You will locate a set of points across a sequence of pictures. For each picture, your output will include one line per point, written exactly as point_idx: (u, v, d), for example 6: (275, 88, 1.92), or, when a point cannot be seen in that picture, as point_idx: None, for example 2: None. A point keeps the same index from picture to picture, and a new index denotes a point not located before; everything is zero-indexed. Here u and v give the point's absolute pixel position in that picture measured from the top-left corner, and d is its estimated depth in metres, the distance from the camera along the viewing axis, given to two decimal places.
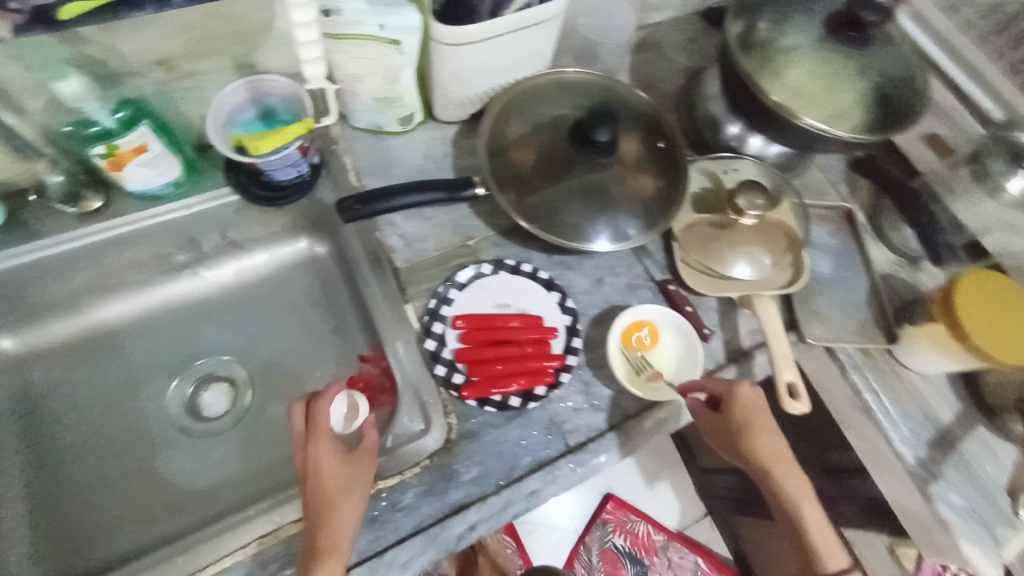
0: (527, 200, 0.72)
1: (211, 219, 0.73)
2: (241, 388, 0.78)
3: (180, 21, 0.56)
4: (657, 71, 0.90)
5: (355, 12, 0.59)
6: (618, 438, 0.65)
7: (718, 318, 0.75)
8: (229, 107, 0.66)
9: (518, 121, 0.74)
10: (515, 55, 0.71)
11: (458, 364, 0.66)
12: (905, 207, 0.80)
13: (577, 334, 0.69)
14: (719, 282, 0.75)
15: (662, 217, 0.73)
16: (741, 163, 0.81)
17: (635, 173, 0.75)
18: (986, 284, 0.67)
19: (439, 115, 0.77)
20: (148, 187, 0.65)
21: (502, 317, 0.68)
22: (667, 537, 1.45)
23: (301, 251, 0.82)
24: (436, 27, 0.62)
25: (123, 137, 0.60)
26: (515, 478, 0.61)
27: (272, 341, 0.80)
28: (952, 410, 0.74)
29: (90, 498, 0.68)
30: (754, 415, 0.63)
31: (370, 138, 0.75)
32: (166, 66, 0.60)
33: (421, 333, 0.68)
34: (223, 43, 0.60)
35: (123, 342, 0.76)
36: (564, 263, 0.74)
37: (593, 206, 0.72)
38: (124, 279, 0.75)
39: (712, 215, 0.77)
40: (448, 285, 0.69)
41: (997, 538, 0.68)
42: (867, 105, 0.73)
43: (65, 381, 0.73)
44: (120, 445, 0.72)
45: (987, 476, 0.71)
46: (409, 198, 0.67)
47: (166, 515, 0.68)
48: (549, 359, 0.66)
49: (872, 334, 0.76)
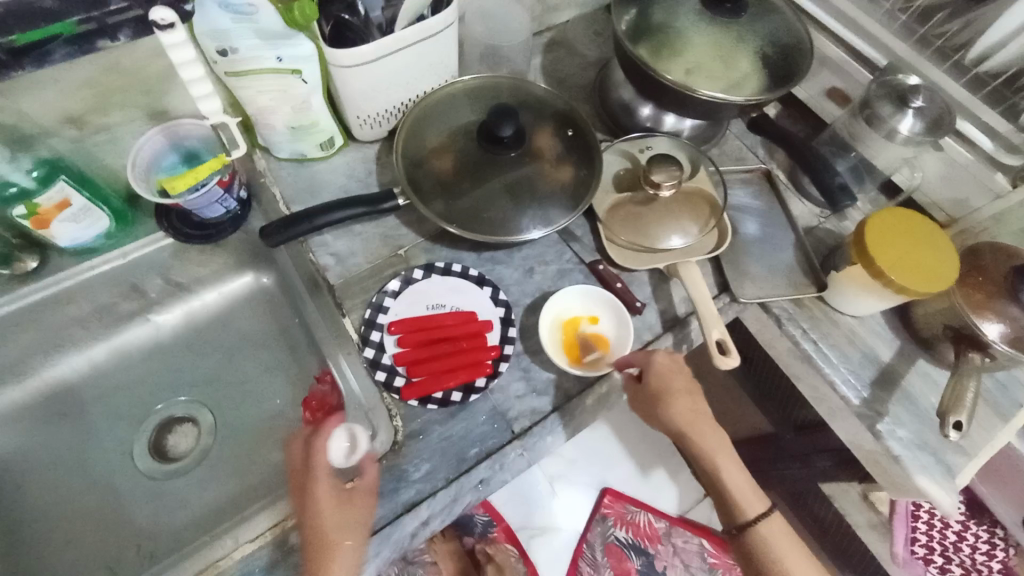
0: (453, 205, 0.74)
1: (150, 264, 0.76)
2: (201, 426, 0.79)
3: (77, 78, 0.61)
4: (568, 67, 0.94)
5: (251, 48, 0.63)
6: (562, 418, 0.66)
7: (651, 290, 0.77)
8: (151, 155, 0.70)
9: (432, 131, 0.77)
10: (417, 69, 0.74)
11: (398, 368, 0.68)
12: (817, 160, 0.84)
13: (511, 323, 0.71)
14: (649, 257, 0.77)
15: (584, 202, 0.76)
16: (655, 140, 0.83)
17: (552, 165, 0.78)
18: (890, 221, 0.71)
19: (358, 137, 0.80)
20: (79, 240, 0.71)
21: (437, 318, 0.70)
22: (670, 523, 1.33)
23: (248, 284, 0.84)
24: (331, 52, 0.65)
25: (46, 195, 0.65)
26: (463, 470, 0.63)
27: (227, 376, 0.81)
28: (889, 347, 0.77)
29: (58, 552, 0.69)
30: (670, 382, 0.66)
31: (294, 166, 0.78)
32: (77, 122, 0.65)
33: (360, 343, 0.69)
34: (126, 95, 0.66)
35: (80, 396, 0.78)
36: (494, 258, 0.76)
37: (516, 201, 0.75)
38: (74, 334, 0.77)
39: (633, 193, 0.80)
40: (381, 294, 0.71)
41: (947, 465, 0.70)
42: (759, 69, 0.77)
43: (24, 443, 0.74)
44: (84, 498, 0.73)
45: (929, 406, 0.73)
46: (330, 216, 0.70)
47: (135, 560, 0.69)
48: (486, 351, 0.68)
49: (803, 285, 0.78)
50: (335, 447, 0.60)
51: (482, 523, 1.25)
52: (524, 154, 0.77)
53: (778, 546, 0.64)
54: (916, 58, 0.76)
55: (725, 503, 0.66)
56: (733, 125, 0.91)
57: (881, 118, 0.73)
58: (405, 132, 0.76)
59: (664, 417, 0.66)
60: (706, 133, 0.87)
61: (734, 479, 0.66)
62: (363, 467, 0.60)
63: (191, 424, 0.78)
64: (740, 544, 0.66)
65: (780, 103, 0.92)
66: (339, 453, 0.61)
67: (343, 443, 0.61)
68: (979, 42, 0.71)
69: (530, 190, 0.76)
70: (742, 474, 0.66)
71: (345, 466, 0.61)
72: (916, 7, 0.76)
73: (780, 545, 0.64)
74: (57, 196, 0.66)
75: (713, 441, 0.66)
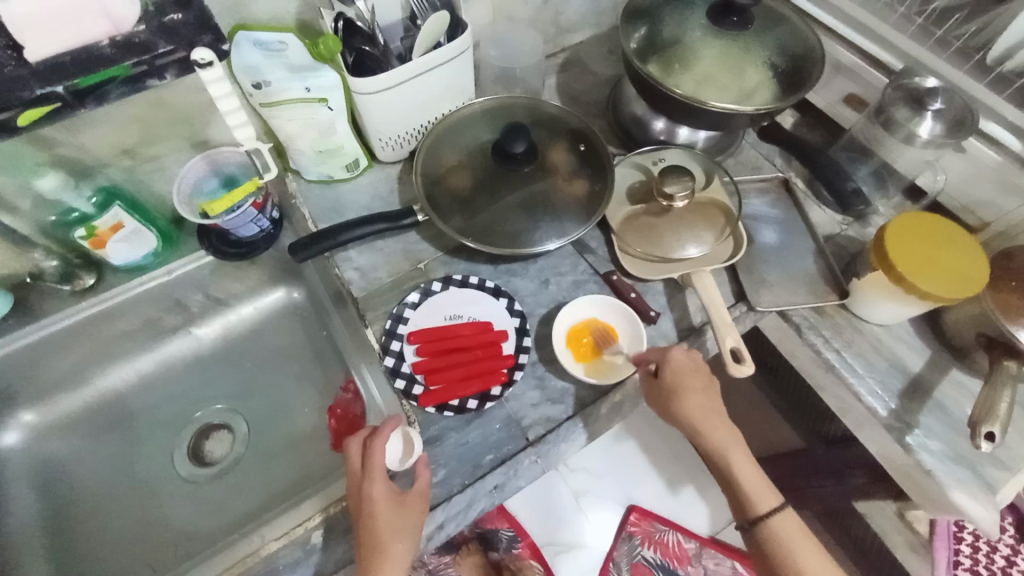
0: (469, 220, 0.77)
1: (191, 281, 0.82)
2: (235, 433, 0.83)
3: (128, 114, 0.68)
4: (582, 85, 0.97)
5: (282, 81, 0.69)
6: (576, 426, 0.67)
7: (666, 300, 0.77)
8: (193, 181, 0.77)
9: (449, 150, 0.81)
10: (434, 93, 0.79)
11: (417, 376, 0.70)
12: (834, 166, 0.83)
13: (526, 333, 0.73)
14: (663, 266, 0.78)
15: (596, 214, 0.77)
16: (668, 152, 0.84)
17: (564, 179, 0.80)
18: (910, 226, 0.69)
19: (380, 158, 0.85)
20: (130, 259, 0.77)
21: (453, 328, 0.72)
22: (699, 543, 1.29)
23: (280, 298, 0.89)
24: (353, 81, 0.70)
25: (102, 220, 0.74)
26: (478, 476, 0.64)
27: (260, 386, 0.86)
28: (917, 355, 0.74)
29: (105, 549, 0.74)
30: (685, 379, 0.65)
31: (321, 188, 0.84)
32: (130, 153, 0.73)
33: (381, 352, 0.72)
34: (171, 127, 0.73)
35: (128, 404, 0.84)
36: (510, 270, 0.79)
37: (529, 214, 0.77)
38: (125, 346, 0.84)
39: (646, 205, 0.81)
40: (402, 305, 0.74)
41: (985, 478, 0.66)
42: (769, 78, 0.77)
43: (79, 447, 0.81)
44: (129, 499, 0.78)
45: (963, 417, 0.70)
46: (353, 232, 0.75)
47: (172, 558, 0.73)
48: (501, 360, 0.70)
49: (825, 293, 0.76)
50: (392, 449, 0.63)
51: (506, 538, 1.24)
52: (537, 170, 0.80)
53: (792, 542, 0.62)
54: (932, 60, 0.75)
55: (737, 497, 0.65)
56: (748, 135, 0.91)
57: (898, 123, 0.72)
58: (423, 153, 0.80)
59: (678, 413, 0.65)
60: (720, 144, 0.87)
61: (746, 474, 0.64)
62: (417, 471, 0.61)
63: (226, 431, 0.83)
64: (754, 540, 0.64)
65: (795, 111, 0.92)
66: (394, 456, 0.63)
67: (398, 446, 0.63)
68: (998, 42, 0.70)
69: (543, 204, 0.78)
70: (756, 471, 0.65)
71: (400, 469, 0.63)
72: (933, 10, 0.74)
73: (795, 542, 0.62)
74: (110, 220, 0.74)
75: (725, 436, 0.65)
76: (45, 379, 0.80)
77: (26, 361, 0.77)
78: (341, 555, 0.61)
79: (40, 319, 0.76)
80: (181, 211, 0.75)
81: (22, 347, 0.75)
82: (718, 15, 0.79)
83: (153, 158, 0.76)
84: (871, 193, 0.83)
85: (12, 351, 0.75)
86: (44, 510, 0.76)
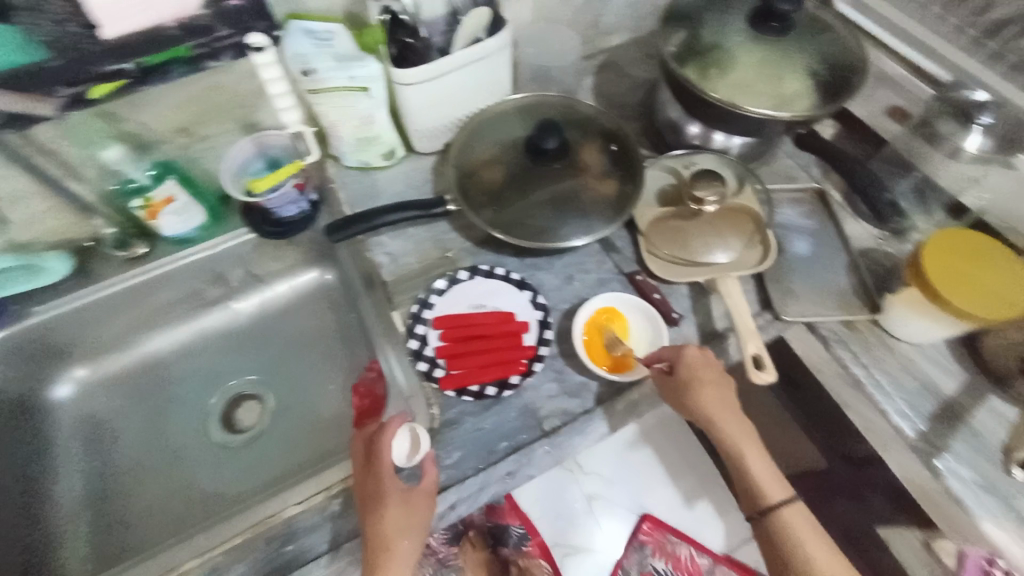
0: (493, 210, 0.79)
1: (232, 256, 0.87)
2: (264, 404, 0.87)
3: (186, 95, 0.72)
4: (618, 88, 0.98)
5: (328, 69, 0.72)
6: (592, 421, 0.67)
7: (689, 304, 0.77)
8: (241, 160, 0.82)
9: (483, 144, 0.83)
10: (471, 87, 0.81)
11: (438, 360, 0.71)
12: (874, 179, 0.81)
13: (548, 326, 0.74)
14: (688, 270, 0.77)
15: (622, 214, 0.78)
16: (701, 157, 0.84)
17: (594, 177, 0.81)
18: (956, 241, 0.67)
19: (417, 149, 0.88)
20: (179, 232, 0.82)
21: (477, 316, 0.74)
22: (713, 560, 1.26)
23: (314, 279, 0.93)
24: (395, 72, 0.73)
25: (157, 192, 0.78)
26: (491, 462, 0.65)
27: (290, 361, 0.90)
28: (951, 378, 0.71)
29: (139, 504, 0.78)
30: (698, 372, 0.65)
31: (356, 174, 0.87)
32: (186, 132, 0.78)
33: (405, 335, 0.74)
34: (224, 109, 0.77)
35: (168, 368, 0.89)
36: (534, 264, 0.80)
37: (557, 210, 0.78)
38: (169, 315, 0.89)
39: (674, 208, 0.81)
40: (428, 291, 0.76)
41: (1017, 511, 0.64)
42: (809, 86, 0.76)
43: (121, 405, 0.86)
44: (163, 458, 0.82)
45: (997, 446, 0.67)
46: (386, 217, 0.78)
47: (199, 517, 0.77)
48: (520, 351, 0.71)
49: (855, 307, 0.75)
50: (399, 447, 0.62)
51: (516, 535, 1.24)
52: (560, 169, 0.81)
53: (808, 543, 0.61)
54: None
55: (747, 490, 0.64)
56: (784, 143, 0.90)
57: None
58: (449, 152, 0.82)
59: (693, 406, 0.65)
60: (755, 151, 0.86)
61: (761, 471, 0.63)
62: (424, 468, 0.61)
63: (255, 401, 0.87)
64: (762, 530, 0.63)
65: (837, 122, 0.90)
66: (401, 453, 0.62)
67: (405, 443, 0.62)
68: None
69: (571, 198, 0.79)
70: (770, 468, 0.64)
71: (408, 466, 0.62)
72: (990, 20, 0.73)
73: (809, 544, 0.61)
74: (165, 192, 0.79)
75: (740, 432, 0.64)
76: (96, 339, 0.85)
77: (80, 322, 0.82)
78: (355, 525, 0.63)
79: (94, 282, 0.81)
80: (229, 190, 0.80)
81: (77, 307, 0.81)
82: (759, 21, 0.78)
83: (205, 138, 0.80)
84: (911, 208, 0.81)
85: (69, 310, 0.80)
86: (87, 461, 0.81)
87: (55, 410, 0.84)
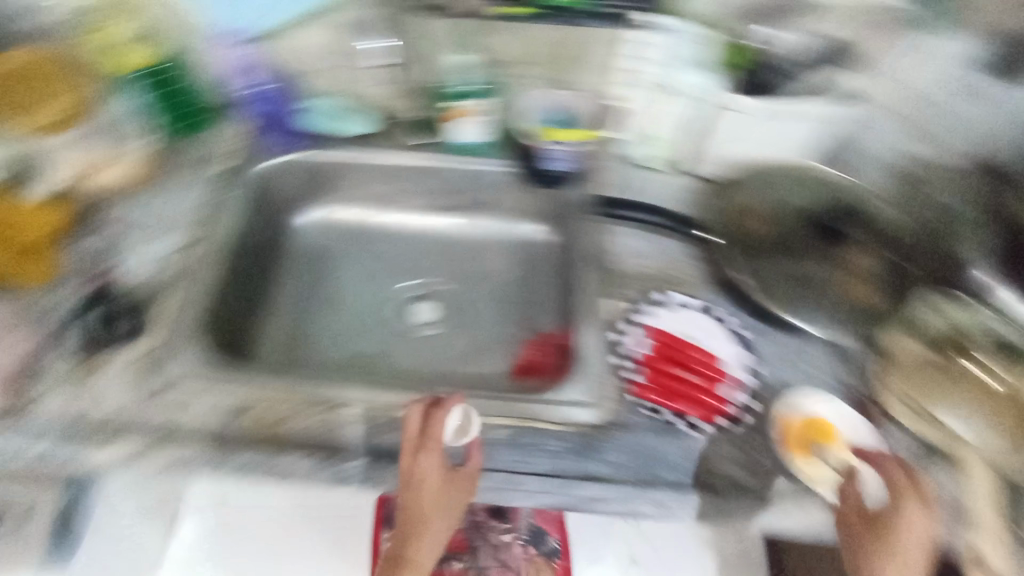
0: (739, 262, 0.80)
1: (484, 178, 0.93)
2: (442, 309, 0.96)
3: (540, 34, 0.83)
4: (934, 191, 0.84)
5: (678, 73, 0.80)
6: (760, 502, 0.64)
7: (921, 460, 0.65)
8: (540, 109, 0.88)
9: (758, 195, 0.86)
10: (778, 139, 0.83)
11: (637, 366, 0.72)
12: None
13: (753, 392, 0.70)
14: (928, 423, 0.66)
15: (877, 323, 0.76)
16: (995, 317, 0.72)
17: (857, 279, 0.80)
18: None
19: (694, 169, 0.89)
20: (463, 140, 0.90)
21: (692, 347, 0.72)
22: None
23: (533, 232, 0.98)
24: (734, 98, 0.78)
25: (468, 104, 0.87)
26: (650, 485, 0.65)
27: (480, 288, 0.97)
28: None
29: (323, 330, 0.92)
30: (903, 540, 0.56)
31: (623, 163, 0.91)
32: (513, 63, 0.88)
33: (611, 326, 0.76)
34: (557, 59, 0.86)
35: (388, 240, 1.01)
36: (763, 331, 0.76)
37: (812, 289, 0.78)
38: (411, 200, 1.00)
39: (937, 354, 0.70)
40: (651, 301, 0.77)
41: None
42: None
43: (344, 248, 1.00)
44: (355, 308, 0.95)
45: None
46: (642, 214, 0.86)
47: (358, 368, 0.88)
48: (719, 403, 0.68)
49: None
50: (451, 424, 0.63)
51: None
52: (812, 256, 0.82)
53: None
54: None
55: None
56: None
57: None
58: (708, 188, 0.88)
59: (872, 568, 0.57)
60: None
61: None
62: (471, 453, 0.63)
63: (437, 304, 0.96)
64: None
65: None
66: (451, 429, 0.63)
67: (456, 422, 0.64)
68: None
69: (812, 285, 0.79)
70: None
71: (454, 443, 0.64)
72: None
73: None
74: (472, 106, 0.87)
75: None
76: (354, 190, 0.99)
77: (352, 171, 0.95)
78: (504, 461, 0.67)
79: (375, 146, 0.93)
80: (523, 126, 0.87)
81: (355, 160, 0.93)
82: None
83: (524, 75, 0.89)
84: None
85: (348, 159, 0.93)
86: (301, 278, 0.96)
87: (293, 233, 0.99)
